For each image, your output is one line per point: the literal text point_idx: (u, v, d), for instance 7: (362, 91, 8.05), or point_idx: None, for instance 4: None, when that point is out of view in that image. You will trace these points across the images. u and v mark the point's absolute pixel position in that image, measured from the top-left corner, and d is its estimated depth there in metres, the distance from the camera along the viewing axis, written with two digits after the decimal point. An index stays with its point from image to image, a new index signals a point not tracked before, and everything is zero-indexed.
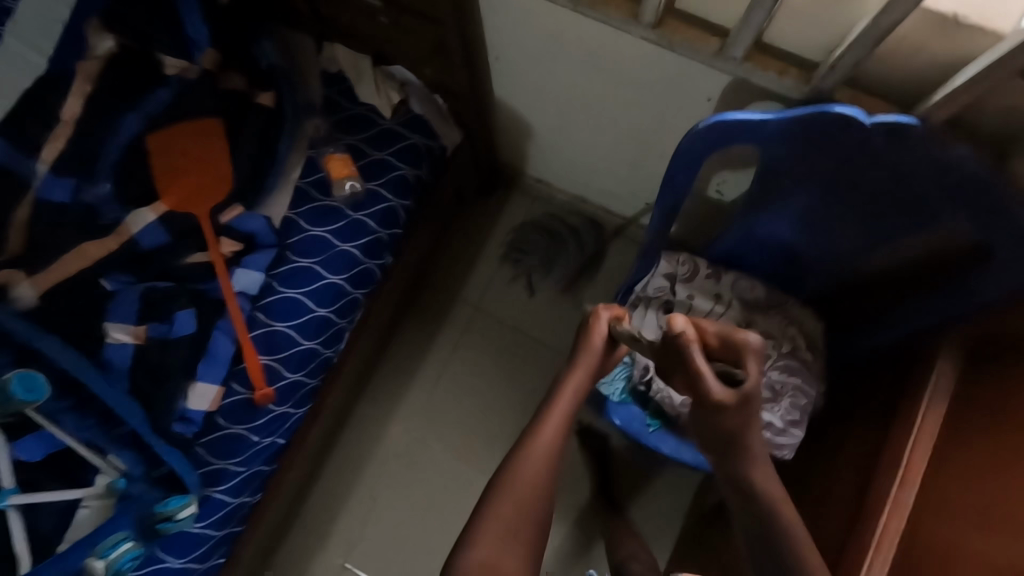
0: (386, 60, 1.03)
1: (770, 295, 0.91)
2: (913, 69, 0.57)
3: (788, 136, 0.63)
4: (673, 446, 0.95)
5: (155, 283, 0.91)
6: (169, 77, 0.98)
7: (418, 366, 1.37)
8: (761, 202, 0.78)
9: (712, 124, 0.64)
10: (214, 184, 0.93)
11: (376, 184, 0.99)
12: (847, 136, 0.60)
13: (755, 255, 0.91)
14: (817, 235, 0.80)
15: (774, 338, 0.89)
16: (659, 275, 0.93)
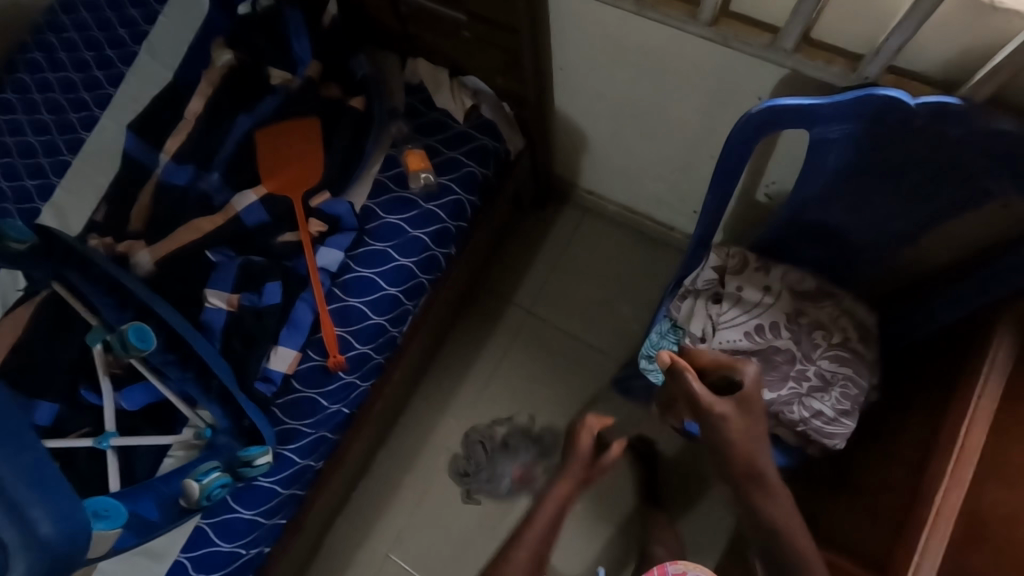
0: (461, 71, 1.14)
1: (821, 287, 0.93)
2: (954, 53, 0.62)
3: (839, 119, 0.69)
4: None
5: (250, 258, 1.03)
6: (276, 85, 1.13)
7: (471, 367, 1.43)
8: (815, 193, 0.83)
9: (765, 108, 0.71)
10: (308, 173, 1.05)
11: (447, 178, 1.09)
12: (896, 118, 0.66)
13: (803, 247, 0.94)
14: (866, 221, 0.83)
15: (823, 328, 0.91)
16: (708, 268, 0.97)
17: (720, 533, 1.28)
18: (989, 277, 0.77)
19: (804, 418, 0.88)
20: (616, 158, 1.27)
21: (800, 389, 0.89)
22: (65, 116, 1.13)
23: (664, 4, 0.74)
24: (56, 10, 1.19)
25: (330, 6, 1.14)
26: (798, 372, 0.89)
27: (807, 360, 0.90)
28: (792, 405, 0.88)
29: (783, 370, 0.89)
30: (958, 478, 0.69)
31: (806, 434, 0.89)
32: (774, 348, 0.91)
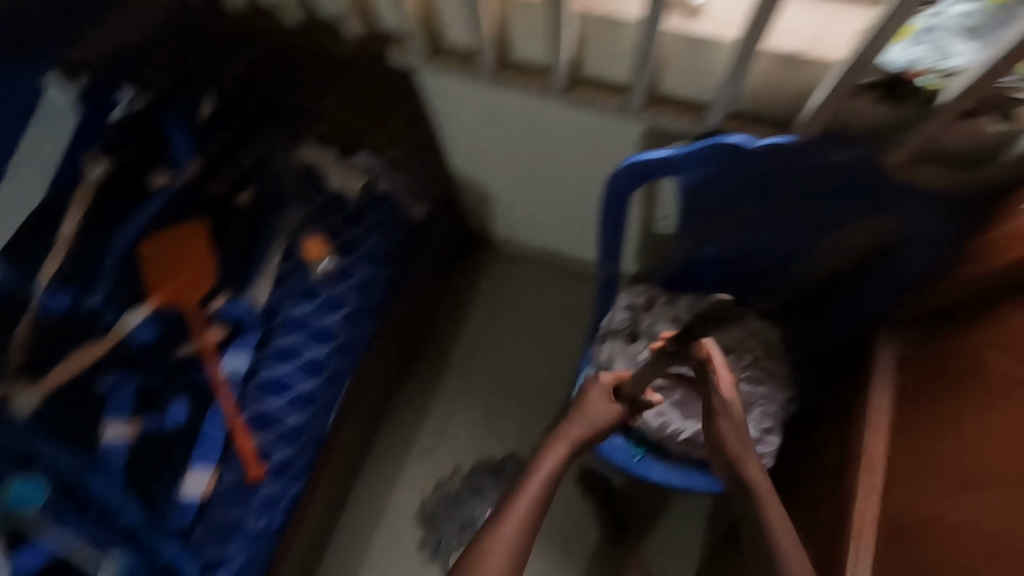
0: (350, 150, 1.12)
1: (728, 311, 0.94)
2: (782, 96, 0.67)
3: (701, 164, 0.71)
4: (662, 473, 0.96)
5: (147, 378, 0.96)
6: (158, 191, 1.06)
7: (416, 437, 1.38)
8: (700, 226, 0.85)
9: (628, 165, 0.74)
10: (198, 277, 1.00)
11: (349, 260, 1.07)
12: (746, 160, 0.69)
13: (705, 276, 0.95)
14: (752, 246, 0.85)
15: (737, 351, 0.93)
16: (621, 308, 0.99)
17: (688, 557, 1.26)
18: (876, 282, 0.78)
19: None
20: (522, 207, 1.28)
21: None
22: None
23: (520, 79, 0.77)
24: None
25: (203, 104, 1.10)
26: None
27: None
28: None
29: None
30: (873, 469, 0.75)
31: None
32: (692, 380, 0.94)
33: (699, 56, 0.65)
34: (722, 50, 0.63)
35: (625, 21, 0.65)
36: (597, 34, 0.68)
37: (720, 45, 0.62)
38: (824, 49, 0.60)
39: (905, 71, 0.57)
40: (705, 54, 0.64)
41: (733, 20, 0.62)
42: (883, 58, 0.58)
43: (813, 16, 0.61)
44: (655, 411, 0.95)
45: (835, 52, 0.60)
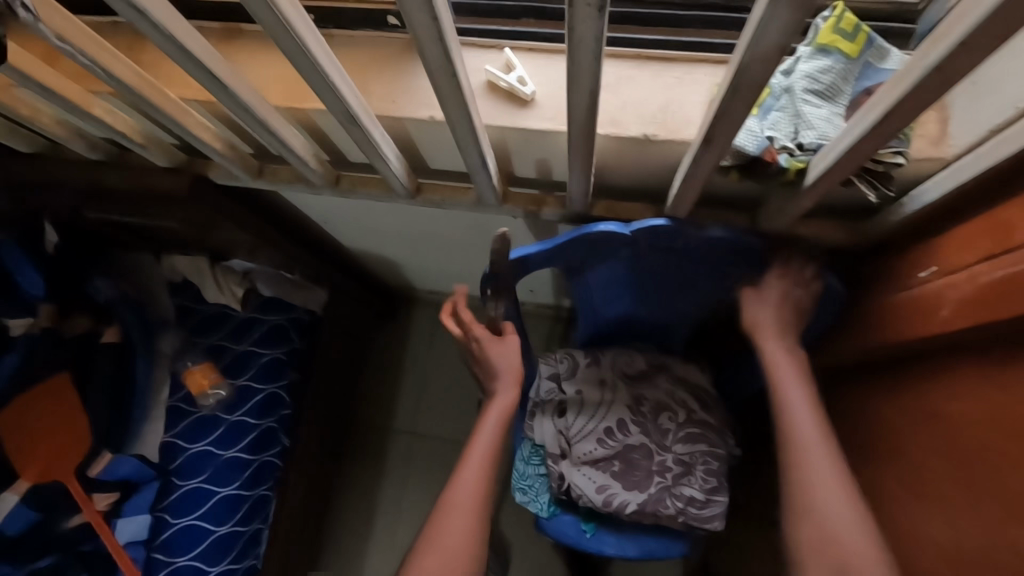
0: (222, 255, 1.00)
1: (650, 363, 0.91)
2: (648, 168, 0.59)
3: (572, 255, 0.62)
4: (616, 545, 0.87)
5: (34, 564, 0.85)
6: (16, 339, 0.89)
7: (372, 527, 1.27)
8: (598, 294, 0.77)
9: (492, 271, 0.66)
10: (75, 440, 0.90)
11: (245, 378, 0.97)
12: (618, 244, 0.59)
13: (627, 328, 0.91)
14: (653, 307, 0.79)
15: (668, 408, 0.88)
16: (545, 378, 0.93)
17: None
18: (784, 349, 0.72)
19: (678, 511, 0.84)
20: (434, 269, 1.16)
21: (666, 481, 0.85)
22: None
23: (364, 182, 0.68)
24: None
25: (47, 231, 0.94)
26: (659, 465, 0.85)
27: (662, 448, 0.86)
28: (664, 500, 0.84)
29: (644, 467, 0.85)
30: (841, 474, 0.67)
31: (688, 524, 0.84)
32: (630, 449, 0.86)
33: (542, 145, 0.57)
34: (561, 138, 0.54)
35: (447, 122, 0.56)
36: (424, 133, 0.59)
37: (557, 136, 0.54)
38: (676, 125, 0.52)
39: (765, 151, 0.48)
40: (550, 140, 0.56)
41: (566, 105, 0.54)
42: (740, 137, 0.48)
43: (654, 90, 0.53)
44: (597, 487, 0.85)
45: (686, 128, 0.52)
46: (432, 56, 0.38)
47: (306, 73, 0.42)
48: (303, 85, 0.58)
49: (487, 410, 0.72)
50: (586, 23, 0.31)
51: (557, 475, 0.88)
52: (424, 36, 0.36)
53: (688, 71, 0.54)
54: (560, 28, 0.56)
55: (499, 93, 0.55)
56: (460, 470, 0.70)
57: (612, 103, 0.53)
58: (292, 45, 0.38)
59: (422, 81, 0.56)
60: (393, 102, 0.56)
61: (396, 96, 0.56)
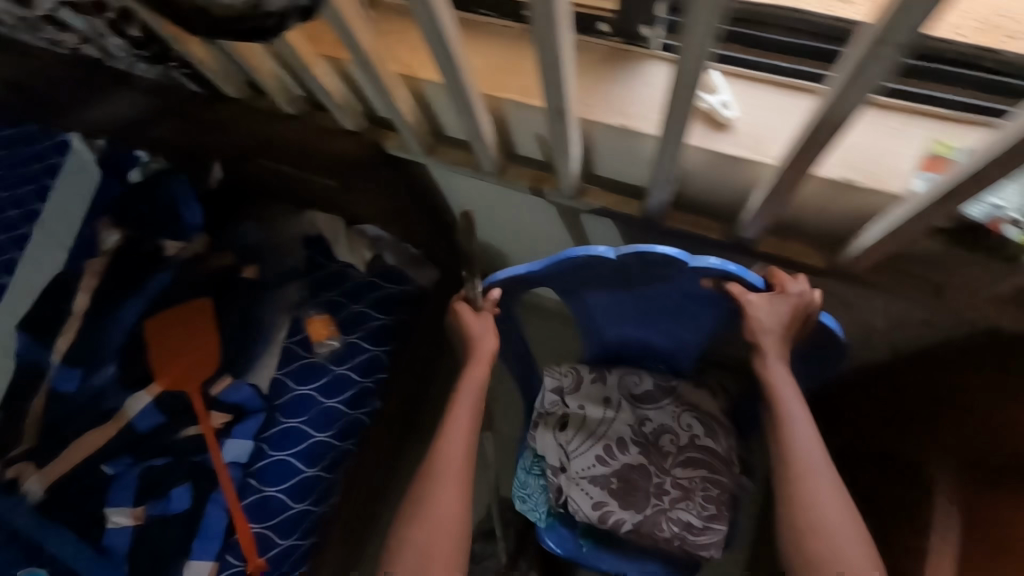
0: (357, 220, 1.08)
1: (657, 384, 0.91)
2: (836, 211, 0.64)
3: (565, 273, 0.70)
4: (614, 562, 0.92)
5: (151, 462, 0.95)
6: (169, 259, 1.05)
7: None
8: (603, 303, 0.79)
9: (495, 281, 0.73)
10: (205, 360, 0.99)
11: (356, 336, 1.02)
12: (615, 272, 0.68)
13: (639, 353, 0.91)
14: (660, 328, 0.81)
15: (670, 431, 0.90)
16: (549, 391, 0.93)
17: None
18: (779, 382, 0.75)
19: (674, 535, 0.88)
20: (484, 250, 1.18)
21: (664, 504, 0.89)
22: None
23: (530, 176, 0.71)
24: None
25: (213, 170, 1.10)
26: (656, 487, 0.89)
27: (661, 471, 0.89)
28: (660, 523, 0.88)
29: (643, 490, 0.89)
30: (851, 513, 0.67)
31: (683, 548, 0.89)
32: (628, 468, 0.90)
33: (729, 169, 0.58)
34: (762, 168, 0.55)
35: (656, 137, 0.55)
36: (607, 140, 0.60)
37: (760, 164, 0.54)
38: (886, 177, 0.57)
39: (989, 220, 0.58)
40: (740, 166, 0.57)
41: (767, 137, 0.55)
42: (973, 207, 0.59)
43: (882, 137, 0.58)
44: (594, 502, 0.89)
45: (895, 180, 0.56)
46: (685, 76, 0.40)
47: (545, 64, 0.44)
48: (504, 75, 0.60)
49: (460, 387, 0.77)
50: (881, 64, 0.35)
51: (557, 488, 0.92)
52: (693, 54, 0.37)
53: (914, 124, 0.58)
54: (765, 59, 0.57)
55: (699, 115, 0.57)
56: (435, 453, 0.74)
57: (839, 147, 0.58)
58: (550, 41, 0.41)
59: (624, 89, 0.57)
60: (592, 106, 0.58)
61: (595, 100, 0.58)
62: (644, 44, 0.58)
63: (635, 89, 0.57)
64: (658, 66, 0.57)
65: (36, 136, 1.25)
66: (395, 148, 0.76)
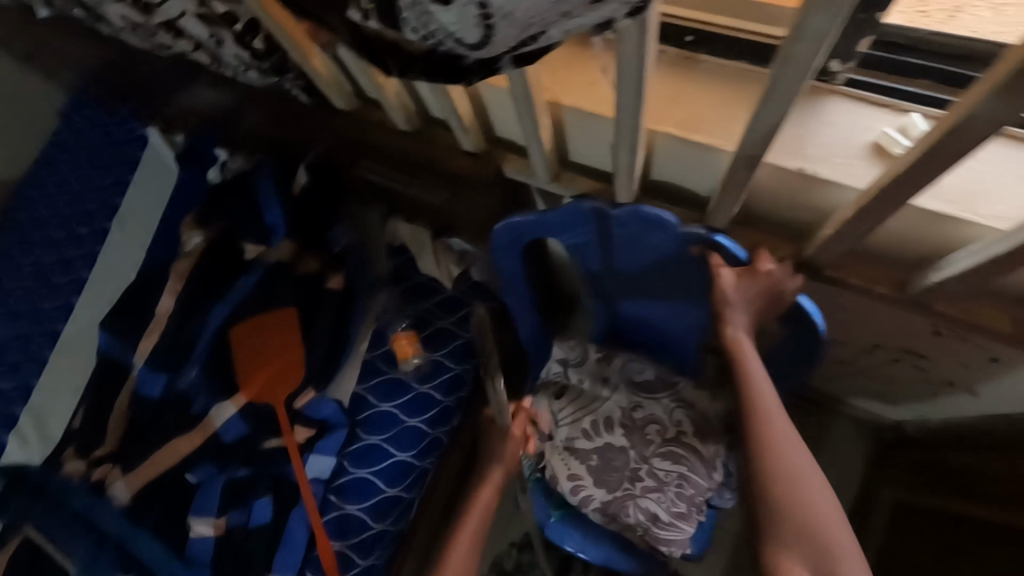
0: (445, 232, 1.06)
1: (659, 376, 0.92)
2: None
3: (555, 227, 0.69)
4: (577, 542, 0.90)
5: (235, 472, 0.94)
6: (251, 261, 1.05)
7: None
8: (605, 288, 0.82)
9: (504, 225, 0.70)
10: (290, 371, 0.97)
11: (441, 354, 1.00)
12: (609, 225, 0.66)
13: (647, 339, 0.91)
14: (665, 313, 0.82)
15: (659, 422, 0.90)
16: (554, 361, 0.95)
17: None
18: (783, 362, 0.72)
19: (637, 523, 0.87)
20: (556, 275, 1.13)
21: (634, 490, 0.87)
22: (52, 325, 1.13)
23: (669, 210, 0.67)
24: (36, 214, 1.22)
25: (298, 173, 1.07)
26: (632, 472, 0.88)
27: (641, 458, 0.88)
28: (627, 508, 0.87)
29: (619, 471, 0.88)
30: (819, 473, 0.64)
31: (645, 539, 0.87)
32: (610, 448, 0.89)
33: (925, 225, 0.52)
34: (979, 230, 0.49)
35: (848, 186, 0.50)
36: (777, 183, 0.55)
37: (976, 227, 0.48)
38: None
39: None
40: (938, 223, 0.51)
41: (977, 193, 0.49)
42: None
43: None
44: (571, 475, 0.89)
45: None
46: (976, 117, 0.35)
47: (774, 96, 0.38)
48: (670, 108, 0.55)
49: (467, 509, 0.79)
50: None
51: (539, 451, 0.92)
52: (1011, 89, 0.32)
53: None
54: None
55: None
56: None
57: None
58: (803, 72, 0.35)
59: (807, 128, 0.53)
60: (776, 147, 0.52)
61: (779, 140, 0.52)
62: (829, 79, 0.52)
63: (819, 130, 0.52)
64: (843, 104, 0.52)
65: (117, 129, 1.25)
66: (514, 170, 0.72)
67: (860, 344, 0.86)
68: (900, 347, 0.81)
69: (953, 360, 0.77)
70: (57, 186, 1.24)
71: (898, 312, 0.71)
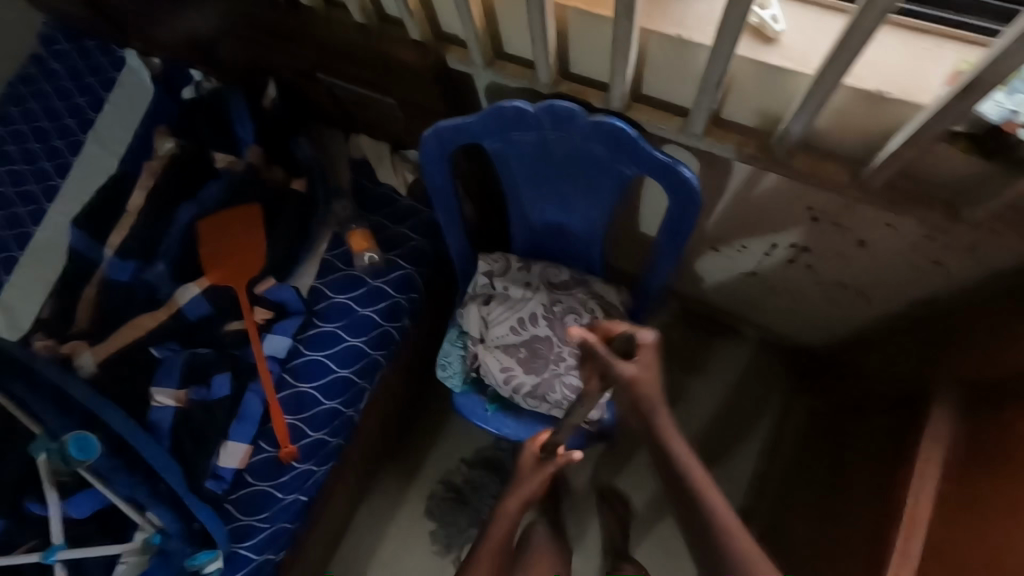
0: (402, 145, 1.16)
1: (573, 276, 1.03)
2: (858, 140, 0.66)
3: (485, 129, 0.79)
4: (512, 426, 1.02)
5: (197, 350, 1.02)
6: (220, 169, 1.13)
7: (423, 462, 1.28)
8: (527, 197, 0.93)
9: (431, 131, 0.81)
10: (251, 262, 1.06)
11: (394, 253, 1.08)
12: (528, 122, 0.76)
13: (560, 247, 1.02)
14: (576, 215, 0.93)
15: (576, 312, 1.01)
16: (481, 275, 1.05)
17: None
18: (668, 238, 0.85)
19: (564, 397, 0.98)
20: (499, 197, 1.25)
21: (560, 369, 1.00)
22: (23, 228, 1.18)
23: (579, 90, 0.77)
24: (10, 127, 1.27)
25: (268, 88, 1.15)
26: (557, 355, 1.00)
27: (563, 342, 1.01)
28: (555, 386, 0.98)
29: (545, 357, 1.00)
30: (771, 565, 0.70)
31: None
32: (536, 339, 1.01)
33: (771, 84, 0.64)
34: (804, 78, 0.60)
35: (701, 44, 0.62)
36: (660, 53, 0.66)
37: (802, 75, 0.60)
38: (913, 89, 0.57)
39: (1005, 123, 0.56)
40: (780, 79, 0.62)
41: (808, 49, 0.60)
42: (986, 106, 0.56)
43: (913, 57, 0.58)
44: (502, 367, 0.99)
45: (923, 93, 0.56)
46: None
47: None
48: None
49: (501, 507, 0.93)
50: None
51: (473, 355, 1.03)
52: None
53: (957, 52, 0.57)
54: None
55: (751, 28, 0.62)
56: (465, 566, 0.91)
57: (882, 63, 0.58)
58: None
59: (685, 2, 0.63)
60: (653, 16, 0.63)
61: (656, 11, 0.64)
62: None
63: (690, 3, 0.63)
64: None
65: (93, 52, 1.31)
66: (455, 60, 0.82)
67: (760, 246, 0.96)
68: (791, 244, 0.93)
69: (831, 250, 0.89)
70: (31, 103, 1.30)
71: (779, 198, 0.83)
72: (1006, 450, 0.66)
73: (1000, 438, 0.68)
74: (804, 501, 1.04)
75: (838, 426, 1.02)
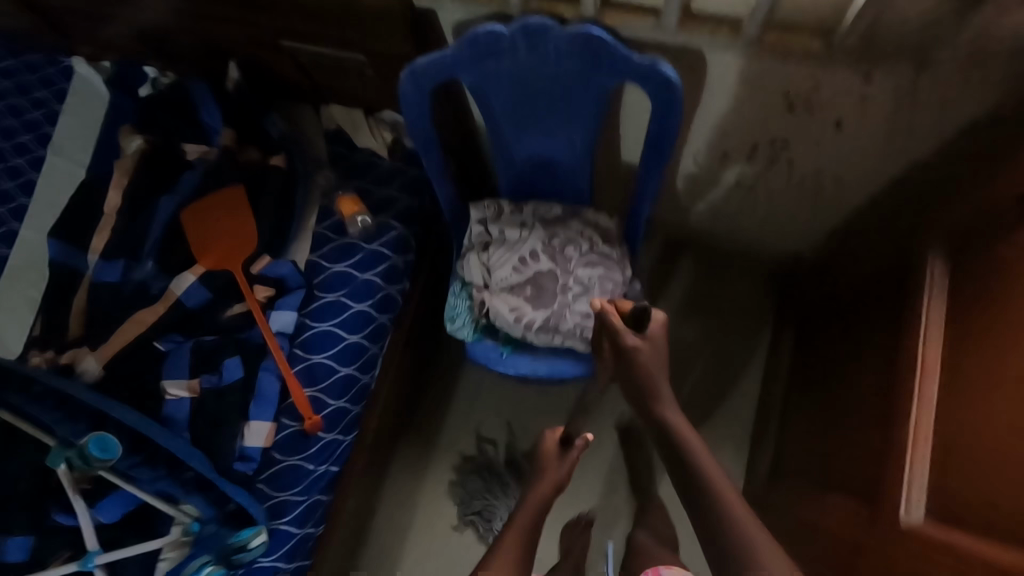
0: (375, 108, 1.15)
1: (565, 211, 1.05)
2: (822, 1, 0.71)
3: (461, 62, 0.80)
4: (530, 364, 1.03)
5: (201, 339, 1.01)
6: (193, 160, 1.10)
7: (439, 432, 1.28)
8: (509, 132, 0.93)
9: (407, 72, 0.81)
10: (241, 244, 1.04)
11: (386, 215, 1.08)
12: (505, 46, 0.77)
13: (549, 183, 1.03)
14: (560, 144, 0.94)
15: (574, 243, 1.03)
16: (475, 224, 1.04)
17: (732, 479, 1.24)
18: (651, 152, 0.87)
19: (575, 326, 1.00)
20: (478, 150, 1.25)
21: (568, 299, 1.01)
22: None
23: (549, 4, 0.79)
24: None
25: (230, 70, 1.14)
26: (562, 287, 1.01)
27: (567, 273, 1.01)
28: (565, 316, 1.00)
29: (551, 290, 1.01)
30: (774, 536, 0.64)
31: (585, 339, 1.00)
32: (540, 275, 1.01)
33: None
34: None
35: None
36: None
37: None
38: None
39: None
40: None
41: None
42: None
43: None
44: (510, 307, 1.00)
45: None
46: None
47: None
48: None
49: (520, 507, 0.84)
50: None
51: (479, 302, 1.03)
52: None
53: None
54: None
55: None
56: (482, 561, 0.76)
57: None
58: None
59: None
60: None
61: None
62: None
63: None
64: None
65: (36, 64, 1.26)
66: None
67: (740, 150, 0.98)
68: (770, 141, 0.95)
69: (808, 138, 0.93)
70: None
71: (754, 91, 0.85)
72: (986, 307, 0.69)
73: (977, 295, 0.71)
74: (811, 404, 1.05)
75: (835, 315, 1.06)
